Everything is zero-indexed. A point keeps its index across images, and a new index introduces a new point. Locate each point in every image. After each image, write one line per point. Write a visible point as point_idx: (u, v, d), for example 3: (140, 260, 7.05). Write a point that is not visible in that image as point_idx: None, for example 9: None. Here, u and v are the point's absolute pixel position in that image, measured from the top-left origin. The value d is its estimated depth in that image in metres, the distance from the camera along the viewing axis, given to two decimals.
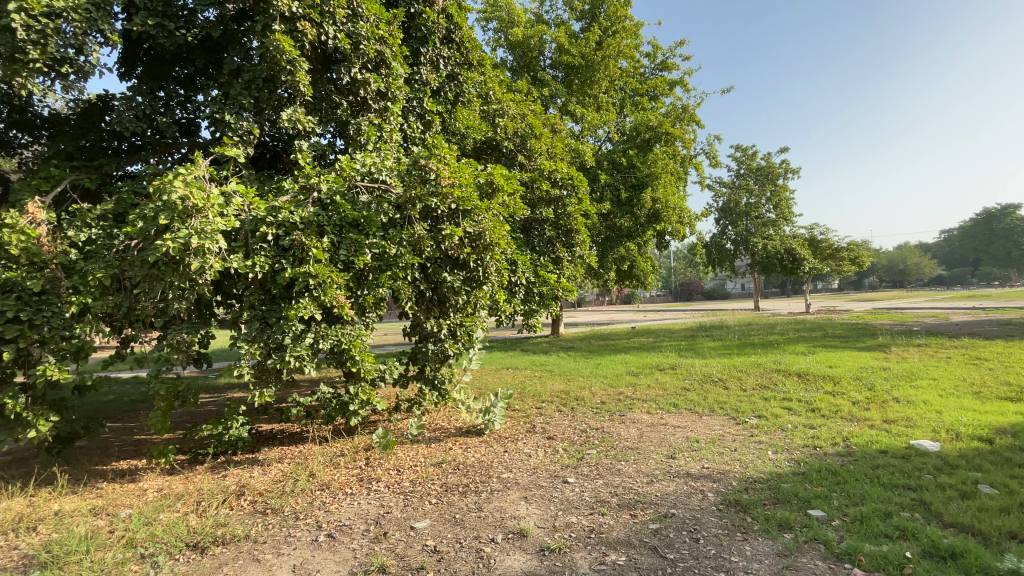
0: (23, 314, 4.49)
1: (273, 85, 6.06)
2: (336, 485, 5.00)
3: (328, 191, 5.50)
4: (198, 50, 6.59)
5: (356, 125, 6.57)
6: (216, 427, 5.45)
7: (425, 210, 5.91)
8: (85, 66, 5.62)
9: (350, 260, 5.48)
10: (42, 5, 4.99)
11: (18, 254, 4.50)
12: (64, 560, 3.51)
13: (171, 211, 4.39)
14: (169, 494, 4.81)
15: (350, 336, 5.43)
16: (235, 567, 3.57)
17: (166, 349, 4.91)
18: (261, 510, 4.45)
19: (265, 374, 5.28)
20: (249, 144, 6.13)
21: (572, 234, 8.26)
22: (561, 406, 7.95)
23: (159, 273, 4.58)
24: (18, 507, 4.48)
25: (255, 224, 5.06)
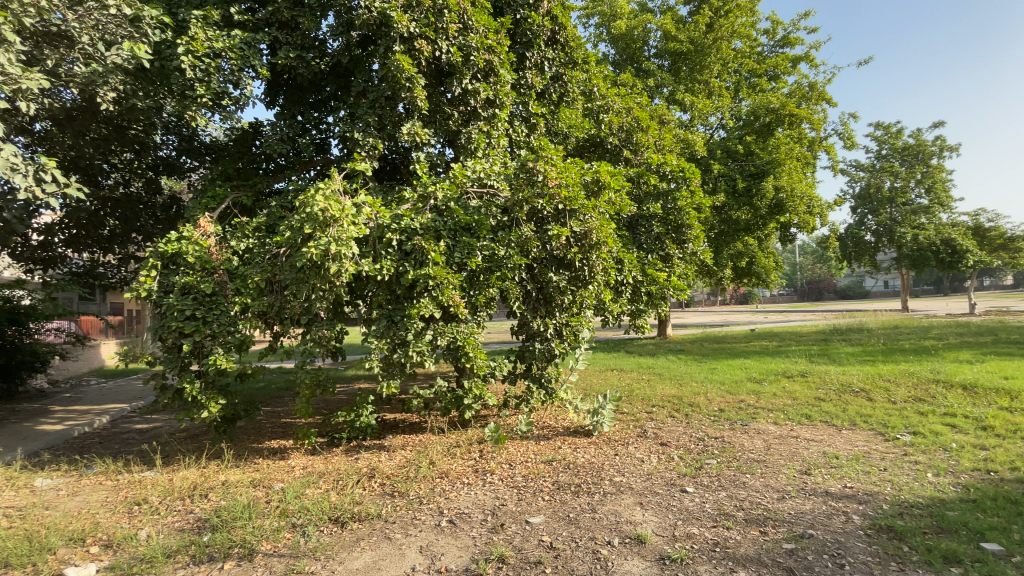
0: (199, 312, 5.37)
1: (394, 102, 6.61)
2: (454, 474, 5.28)
3: (443, 198, 5.86)
4: (329, 77, 7.35)
5: (466, 133, 6.92)
6: (349, 413, 6.07)
7: (532, 212, 6.01)
8: (240, 98, 6.55)
9: (464, 261, 5.78)
10: (203, 47, 6.04)
11: (194, 262, 5.44)
12: (233, 524, 4.12)
13: (313, 222, 4.96)
14: (312, 472, 5.43)
15: (464, 334, 5.73)
16: (371, 542, 3.93)
17: (310, 343, 5.60)
18: (389, 492, 4.85)
19: (391, 367, 5.75)
20: (374, 158, 6.71)
21: (684, 230, 7.85)
22: (673, 411, 7.58)
23: (304, 276, 5.21)
24: (193, 476, 5.36)
25: (381, 231, 5.53)
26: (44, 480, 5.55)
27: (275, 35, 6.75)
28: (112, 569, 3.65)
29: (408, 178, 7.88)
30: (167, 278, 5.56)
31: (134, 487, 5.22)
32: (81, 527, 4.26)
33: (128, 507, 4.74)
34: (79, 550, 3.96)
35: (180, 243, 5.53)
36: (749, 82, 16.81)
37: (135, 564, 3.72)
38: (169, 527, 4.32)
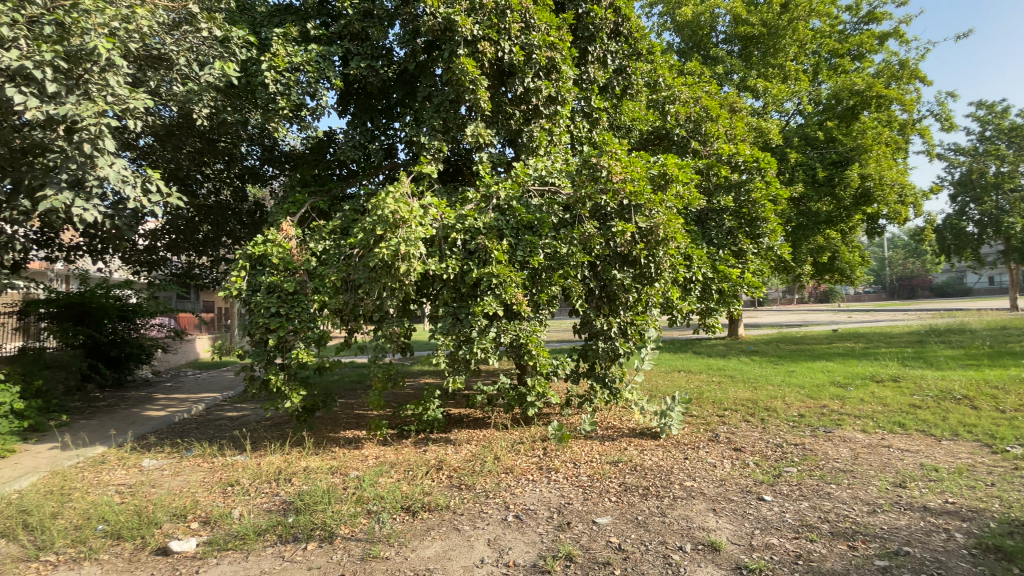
0: (282, 310, 5.79)
1: (458, 105, 6.78)
2: (518, 470, 5.33)
3: (506, 197, 5.91)
4: (397, 84, 7.65)
5: (528, 132, 6.95)
6: (418, 407, 6.29)
7: (595, 208, 5.93)
8: (316, 109, 6.95)
9: (527, 260, 5.81)
10: (284, 62, 6.51)
11: (277, 262, 5.87)
12: (314, 507, 4.39)
13: (384, 224, 5.17)
14: (384, 462, 5.69)
15: (527, 332, 5.77)
16: (440, 532, 4.06)
17: (381, 339, 5.92)
18: (457, 485, 4.98)
19: (456, 363, 5.91)
20: (439, 160, 6.90)
21: (758, 224, 7.43)
22: (747, 416, 7.21)
23: (376, 275, 5.45)
24: (278, 462, 5.78)
25: (446, 231, 5.67)
26: (153, 459, 6.21)
27: (347, 47, 7.10)
28: (211, 543, 4.01)
29: (471, 178, 8.03)
30: (255, 278, 6.02)
31: (228, 469, 5.70)
32: (184, 503, 4.71)
33: (223, 487, 5.19)
34: (184, 524, 4.39)
35: (266, 245, 5.98)
36: (829, 64, 15.64)
37: (231, 539, 4.06)
38: (258, 507, 4.68)
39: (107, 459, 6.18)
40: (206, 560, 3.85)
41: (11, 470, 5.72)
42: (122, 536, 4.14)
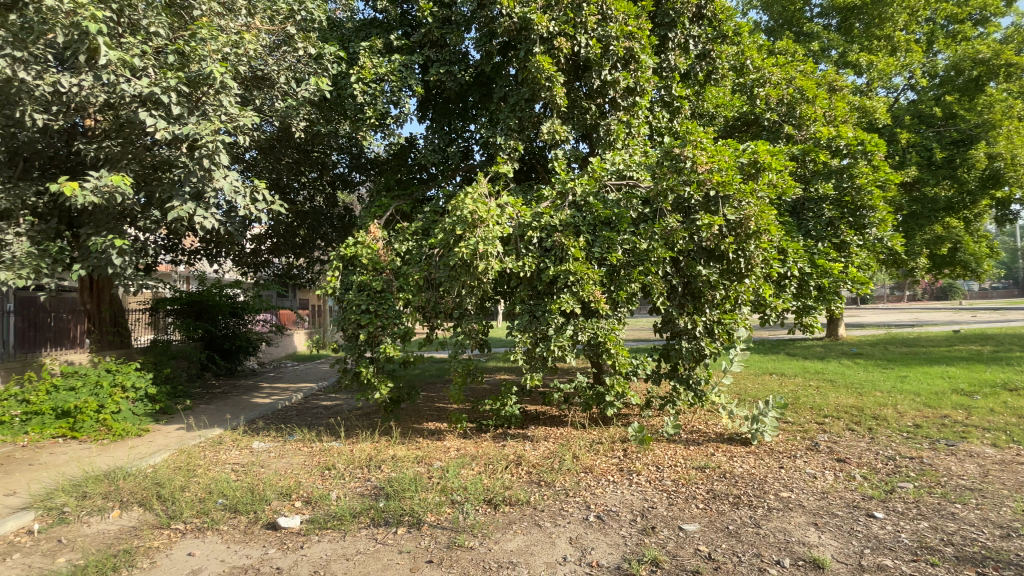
0: (371, 306, 6.16)
1: (533, 103, 6.80)
2: (598, 470, 5.27)
3: (582, 193, 5.84)
4: (473, 86, 7.81)
5: (605, 126, 6.84)
6: (496, 402, 6.42)
7: (678, 202, 5.70)
8: (400, 116, 7.30)
9: (605, 256, 5.70)
10: (370, 74, 6.90)
11: (366, 262, 6.25)
12: (402, 494, 4.63)
13: (463, 224, 5.30)
14: (466, 454, 5.88)
15: (605, 330, 5.66)
16: (522, 527, 4.11)
17: (461, 335, 6.10)
18: (536, 481, 5.01)
19: (534, 360, 5.92)
20: (515, 160, 6.98)
21: (863, 213, 6.77)
22: (852, 425, 6.58)
23: (456, 274, 5.63)
24: (368, 449, 6.16)
25: (523, 229, 5.71)
26: (261, 442, 6.87)
27: (427, 55, 7.37)
28: (312, 522, 4.36)
29: (546, 176, 8.04)
30: (347, 277, 6.44)
31: (325, 454, 6.17)
32: (289, 483, 5.17)
33: (321, 471, 5.62)
34: (288, 503, 4.81)
35: (356, 246, 6.37)
36: (947, 31, 13.87)
37: (329, 519, 4.39)
38: (352, 491, 5.02)
39: (223, 440, 6.93)
40: (308, 536, 4.18)
41: (148, 447, 6.57)
42: (237, 510, 4.61)
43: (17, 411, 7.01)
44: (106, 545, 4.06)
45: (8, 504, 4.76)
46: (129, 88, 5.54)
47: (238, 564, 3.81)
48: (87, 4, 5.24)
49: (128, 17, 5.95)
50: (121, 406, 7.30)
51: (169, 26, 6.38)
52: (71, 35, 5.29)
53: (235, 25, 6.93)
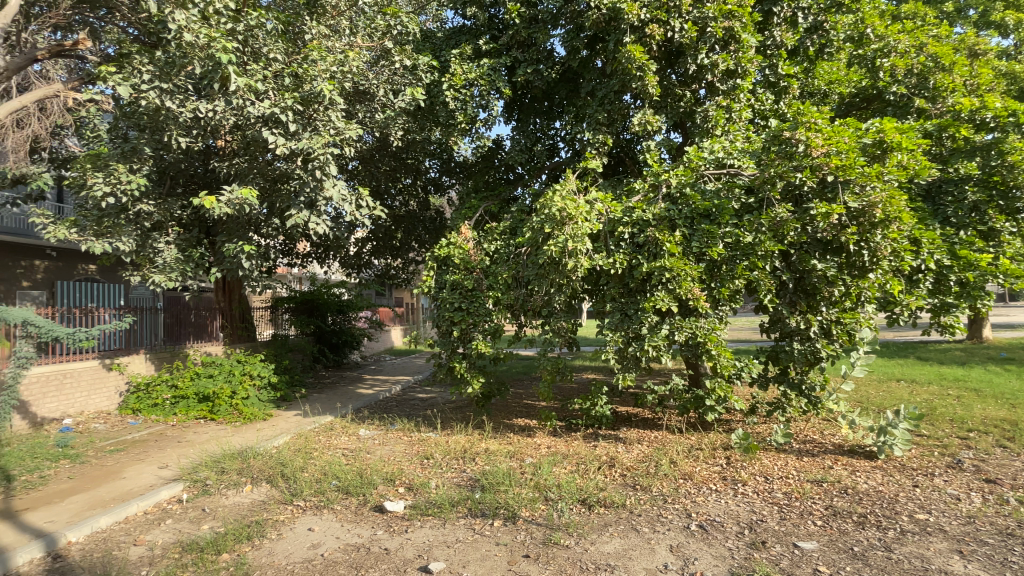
0: (463, 304, 6.37)
1: (623, 94, 6.61)
2: (699, 478, 5.02)
3: (677, 185, 5.56)
4: (559, 83, 7.80)
5: (702, 112, 6.50)
6: (586, 402, 6.36)
7: (788, 190, 5.29)
8: (489, 118, 7.44)
9: (703, 251, 5.40)
10: (460, 79, 7.12)
11: (458, 262, 6.45)
12: (497, 488, 4.74)
13: (552, 221, 5.26)
14: (557, 452, 5.89)
15: (705, 330, 5.35)
16: (619, 530, 4.03)
17: (550, 333, 6.09)
18: (632, 484, 4.89)
19: (626, 360, 5.73)
20: (603, 154, 6.84)
21: (1017, 195, 5.79)
22: (1006, 441, 5.64)
23: (545, 271, 5.62)
24: (463, 441, 6.40)
25: (614, 225, 5.58)
26: (366, 430, 7.40)
27: (514, 56, 7.43)
28: (414, 508, 4.60)
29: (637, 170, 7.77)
30: (440, 276, 6.70)
31: (423, 444, 6.50)
32: (393, 470, 5.52)
33: (420, 459, 5.92)
34: (392, 488, 5.13)
35: (449, 247, 6.60)
36: None
37: (430, 506, 4.61)
38: (450, 481, 5.23)
39: (334, 427, 7.56)
40: (412, 521, 4.42)
41: (272, 430, 7.35)
42: (348, 492, 5.00)
43: (169, 394, 8.22)
44: (242, 515, 4.59)
45: (163, 474, 5.54)
46: (255, 110, 6.20)
47: (351, 541, 4.12)
48: (219, 38, 5.96)
49: (252, 46, 6.68)
50: (249, 392, 8.24)
51: (285, 51, 7.05)
52: (207, 65, 6.04)
53: (339, 45, 7.50)
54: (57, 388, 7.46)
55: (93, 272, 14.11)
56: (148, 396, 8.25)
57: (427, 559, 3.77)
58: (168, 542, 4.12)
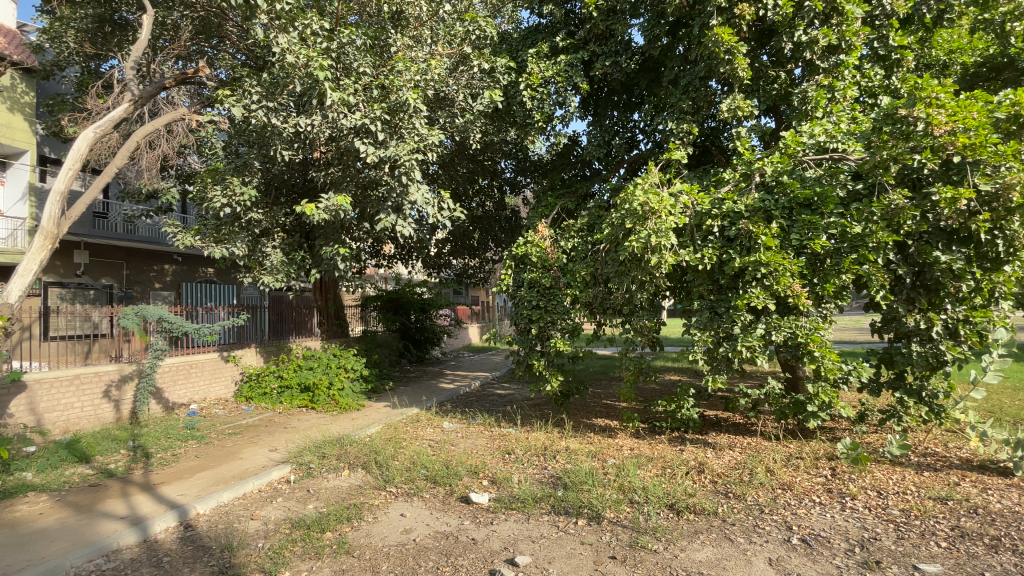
0: (542, 303, 6.39)
1: (709, 80, 6.29)
2: (799, 489, 4.67)
3: (772, 173, 5.20)
4: (639, 74, 7.57)
5: (800, 94, 6.02)
6: (671, 404, 6.14)
7: (904, 173, 4.81)
8: (567, 115, 7.28)
9: (803, 244, 5.00)
10: (537, 78, 7.16)
11: (536, 260, 6.48)
12: (580, 487, 4.72)
13: (634, 217, 5.11)
14: (641, 454, 5.74)
15: (806, 330, 4.96)
16: (711, 538, 3.85)
17: (632, 332, 5.92)
18: (723, 491, 4.66)
19: (716, 361, 5.45)
20: (688, 144, 6.51)
21: None
22: None
23: (627, 268, 5.49)
24: (543, 438, 6.44)
25: (701, 218, 5.33)
26: (449, 423, 7.67)
27: (592, 50, 7.32)
28: (499, 501, 4.71)
29: (725, 159, 7.31)
30: (519, 275, 6.78)
31: (504, 440, 6.63)
32: (477, 463, 5.68)
33: (502, 454, 6.05)
34: (477, 480, 5.28)
35: (526, 246, 6.62)
36: None
37: (513, 500, 4.69)
38: (531, 477, 5.29)
39: (420, 419, 7.93)
40: (496, 514, 4.53)
41: (365, 420, 7.86)
42: (436, 482, 5.22)
43: (276, 384, 9.05)
44: (341, 497, 4.96)
45: (273, 457, 6.11)
46: (347, 121, 6.63)
47: (440, 529, 4.30)
48: (316, 57, 6.47)
49: (344, 62, 7.14)
50: (344, 384, 8.88)
51: (373, 64, 7.46)
52: (306, 82, 6.62)
53: (421, 54, 7.83)
54: (185, 376, 8.44)
55: (211, 275, 15.91)
56: (259, 385, 9.13)
57: (513, 552, 3.84)
58: (279, 519, 4.54)
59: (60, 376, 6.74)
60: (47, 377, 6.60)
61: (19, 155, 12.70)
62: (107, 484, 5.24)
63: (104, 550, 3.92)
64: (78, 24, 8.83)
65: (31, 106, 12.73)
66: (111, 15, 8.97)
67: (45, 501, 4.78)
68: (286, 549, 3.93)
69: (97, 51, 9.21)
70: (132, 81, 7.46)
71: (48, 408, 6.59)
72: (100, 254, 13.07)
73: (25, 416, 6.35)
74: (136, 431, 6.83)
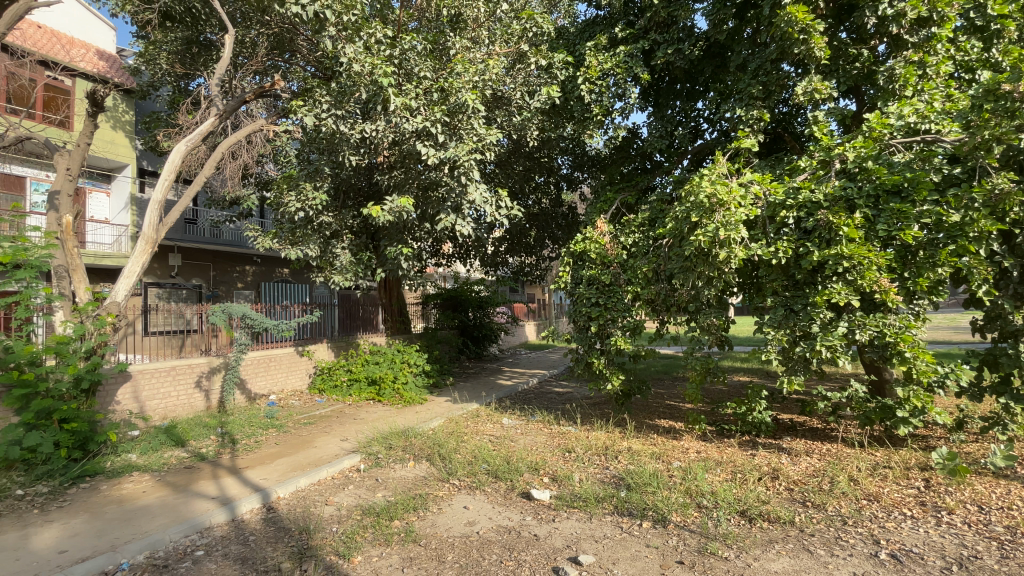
0: (601, 300, 6.26)
1: (781, 63, 5.92)
2: (887, 501, 4.32)
3: (855, 159, 4.81)
4: (704, 60, 7.25)
5: (886, 72, 5.55)
6: (741, 406, 5.86)
7: (1010, 154, 4.36)
8: (626, 107, 7.08)
9: (892, 235, 4.60)
10: (596, 71, 7.06)
11: (595, 257, 6.36)
12: (644, 488, 4.61)
13: (700, 209, 4.91)
14: (708, 458, 5.50)
15: (896, 329, 4.57)
16: (788, 548, 3.64)
17: (698, 330, 5.69)
18: (800, 500, 4.39)
19: (792, 361, 5.12)
20: (759, 131, 6.15)
21: None
22: None
23: (692, 264, 5.27)
24: (604, 438, 6.34)
25: (774, 209, 5.04)
26: (509, 420, 7.73)
27: (653, 38, 7.10)
28: (560, 499, 4.69)
29: (799, 146, 6.87)
30: (577, 272, 6.69)
31: (565, 437, 6.60)
32: (538, 460, 5.69)
33: (562, 452, 6.01)
34: (538, 477, 5.29)
35: (585, 242, 6.52)
36: None
37: (575, 499, 4.65)
38: (593, 476, 5.22)
39: (480, 414, 8.06)
40: (558, 511, 4.51)
41: (428, 413, 8.11)
42: (497, 477, 5.28)
43: (345, 377, 9.52)
44: (408, 488, 5.14)
45: (345, 446, 6.45)
46: (409, 125, 6.84)
47: (503, 523, 4.35)
48: (380, 65, 6.75)
49: (406, 67, 7.35)
50: (409, 379, 9.23)
51: (433, 67, 7.63)
52: (371, 90, 6.92)
53: (479, 55, 7.93)
54: (265, 368, 9.06)
55: (286, 275, 17.01)
56: (330, 378, 9.65)
57: (576, 551, 3.80)
58: (351, 505, 4.77)
59: (159, 368, 7.45)
60: (148, 369, 7.32)
61: (122, 169, 14.16)
62: (200, 466, 5.74)
63: (198, 527, 4.29)
64: (170, 46, 9.66)
65: (131, 124, 14.14)
66: (198, 37, 9.79)
67: (148, 480, 5.32)
68: (358, 534, 4.12)
69: (185, 70, 10.06)
70: (217, 97, 8.08)
71: (149, 397, 7.31)
72: (190, 257, 14.34)
73: (130, 403, 7.06)
74: (224, 419, 7.43)
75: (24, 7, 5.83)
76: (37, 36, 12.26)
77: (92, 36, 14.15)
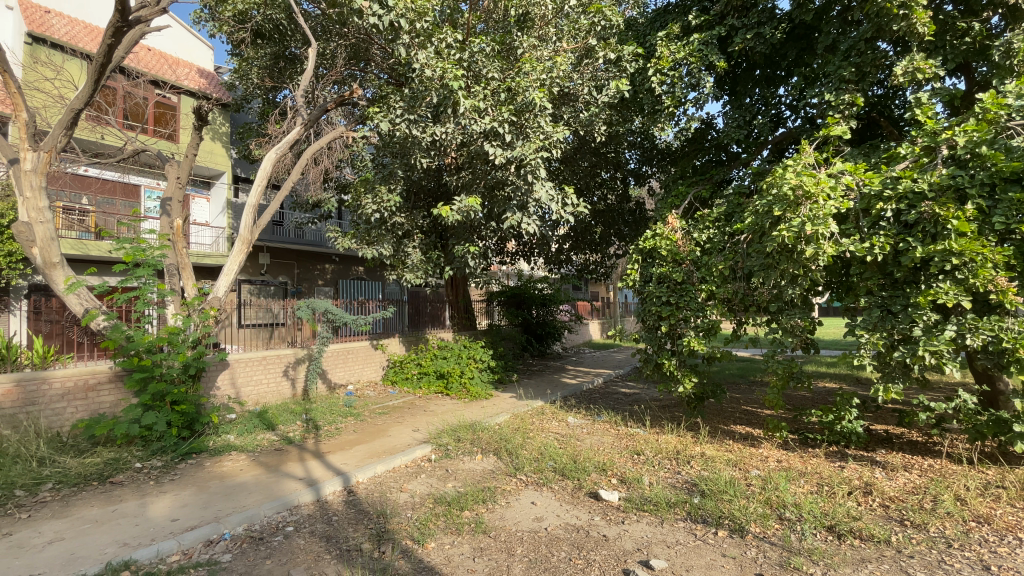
0: (673, 299, 6.02)
1: (878, 41, 5.43)
2: (1001, 524, 3.87)
3: (965, 144, 4.28)
4: (787, 44, 6.80)
5: (1003, 46, 4.95)
6: (828, 414, 5.49)
7: None
8: (700, 97, 6.76)
9: (1010, 228, 4.14)
10: (668, 61, 6.80)
11: (666, 254, 6.11)
12: (719, 496, 4.43)
13: (783, 203, 4.63)
14: (790, 468, 5.18)
15: (1015, 333, 4.07)
16: (883, 569, 3.35)
17: (780, 332, 5.35)
18: (897, 518, 4.03)
19: (889, 367, 4.66)
20: (851, 117, 5.63)
21: None
22: None
23: (775, 261, 4.98)
24: (675, 442, 6.15)
25: (868, 202, 4.63)
26: (574, 419, 7.69)
27: (731, 23, 6.73)
28: (629, 500, 4.61)
29: (896, 132, 6.30)
30: (646, 269, 6.46)
31: (632, 439, 6.49)
32: (605, 460, 5.63)
33: (631, 453, 5.91)
34: (606, 477, 5.23)
35: (655, 239, 6.28)
36: None
37: (645, 502, 4.56)
38: (664, 480, 5.09)
39: (545, 411, 8.11)
40: (628, 513, 4.43)
41: (494, 408, 8.28)
42: (564, 475, 5.29)
43: (416, 370, 9.91)
44: (477, 480, 5.28)
45: (417, 436, 6.73)
46: (478, 126, 6.97)
47: (571, 521, 4.35)
48: (450, 68, 6.94)
49: (475, 70, 7.50)
50: (475, 374, 9.47)
51: (500, 68, 7.69)
52: (442, 93, 7.12)
53: (547, 53, 7.93)
54: (344, 360, 9.64)
55: (362, 273, 17.98)
56: (402, 370, 10.10)
57: (647, 555, 3.73)
58: (424, 493, 4.98)
59: (252, 357, 8.13)
60: (242, 358, 8.01)
61: (219, 176, 15.58)
62: (288, 449, 6.22)
63: (288, 504, 4.66)
64: (260, 61, 10.47)
65: (227, 135, 15.57)
66: (285, 51, 10.55)
67: (244, 460, 5.84)
68: (431, 521, 4.30)
69: (273, 83, 10.86)
70: (302, 107, 8.63)
71: (243, 383, 8.00)
72: (277, 256, 15.53)
73: (228, 388, 7.77)
74: (308, 406, 8.00)
75: (138, 33, 6.56)
76: (149, 58, 13.83)
77: (195, 55, 15.68)
